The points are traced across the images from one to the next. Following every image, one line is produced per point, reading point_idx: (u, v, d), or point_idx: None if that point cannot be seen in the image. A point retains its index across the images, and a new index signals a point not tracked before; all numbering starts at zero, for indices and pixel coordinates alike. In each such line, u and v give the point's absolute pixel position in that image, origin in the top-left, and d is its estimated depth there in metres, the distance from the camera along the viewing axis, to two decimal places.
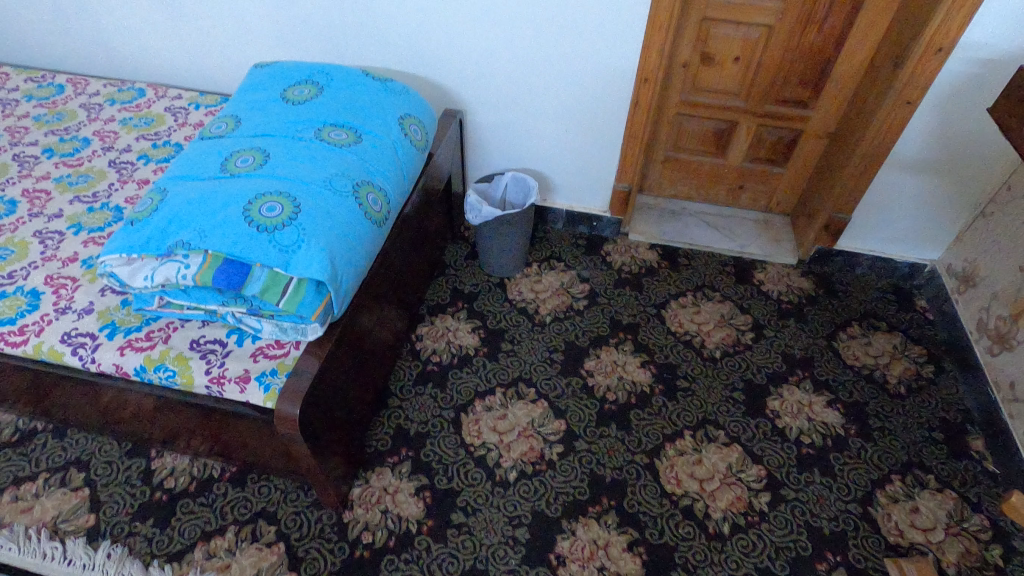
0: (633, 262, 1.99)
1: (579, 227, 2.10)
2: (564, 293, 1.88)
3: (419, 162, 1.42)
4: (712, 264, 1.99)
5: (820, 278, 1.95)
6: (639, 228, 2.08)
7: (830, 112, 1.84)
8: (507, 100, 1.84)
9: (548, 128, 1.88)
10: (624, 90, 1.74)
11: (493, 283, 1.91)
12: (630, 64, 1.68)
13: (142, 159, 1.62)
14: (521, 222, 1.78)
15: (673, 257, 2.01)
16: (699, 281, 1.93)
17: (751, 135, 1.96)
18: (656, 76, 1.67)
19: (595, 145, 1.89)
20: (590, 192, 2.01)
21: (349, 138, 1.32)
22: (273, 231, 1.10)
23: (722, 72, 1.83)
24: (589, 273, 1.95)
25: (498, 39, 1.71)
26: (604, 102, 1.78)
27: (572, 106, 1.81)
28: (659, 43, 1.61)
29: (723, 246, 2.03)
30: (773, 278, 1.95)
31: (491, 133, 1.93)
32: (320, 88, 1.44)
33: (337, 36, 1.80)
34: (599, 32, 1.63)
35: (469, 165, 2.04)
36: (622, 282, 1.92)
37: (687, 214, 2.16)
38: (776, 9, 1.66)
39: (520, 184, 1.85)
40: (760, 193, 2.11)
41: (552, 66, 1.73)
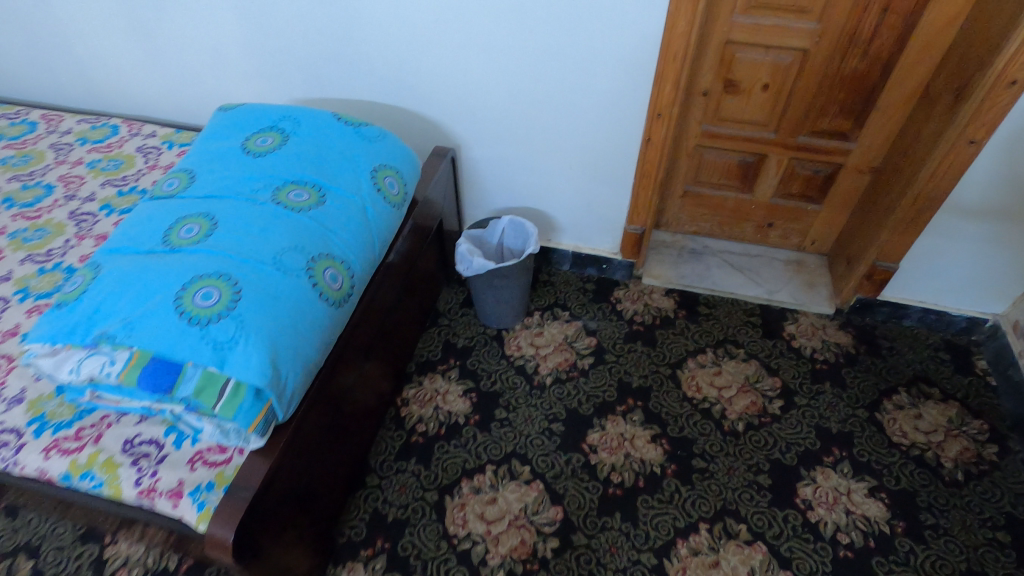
0: (646, 312, 1.79)
1: (588, 269, 1.90)
2: (567, 348, 1.70)
3: (394, 220, 1.25)
4: (735, 313, 1.77)
5: (861, 331, 1.72)
6: (655, 271, 1.88)
7: (875, 144, 1.60)
8: (504, 134, 1.66)
9: (550, 164, 1.69)
10: (635, 123, 1.54)
11: (489, 335, 1.73)
12: (642, 96, 1.48)
13: (105, 210, 1.50)
14: (517, 274, 1.60)
15: (691, 305, 1.80)
16: (722, 334, 1.72)
17: (781, 169, 1.73)
18: (671, 109, 1.46)
19: (603, 183, 1.69)
20: (599, 232, 1.80)
21: (312, 199, 1.16)
22: (206, 324, 0.94)
23: (749, 100, 1.61)
24: (596, 324, 1.76)
25: (493, 69, 1.52)
26: (613, 138, 1.58)
27: (577, 141, 1.61)
28: (674, 75, 1.39)
29: (748, 293, 1.81)
30: (806, 332, 1.73)
31: (489, 169, 1.75)
32: (285, 136, 1.28)
33: (318, 67, 1.65)
34: (604, 61, 1.43)
35: (465, 203, 1.86)
36: (633, 335, 1.73)
37: (709, 253, 1.94)
38: (812, 31, 1.43)
39: (518, 232, 1.65)
40: (792, 230, 1.88)
41: (553, 97, 1.54)
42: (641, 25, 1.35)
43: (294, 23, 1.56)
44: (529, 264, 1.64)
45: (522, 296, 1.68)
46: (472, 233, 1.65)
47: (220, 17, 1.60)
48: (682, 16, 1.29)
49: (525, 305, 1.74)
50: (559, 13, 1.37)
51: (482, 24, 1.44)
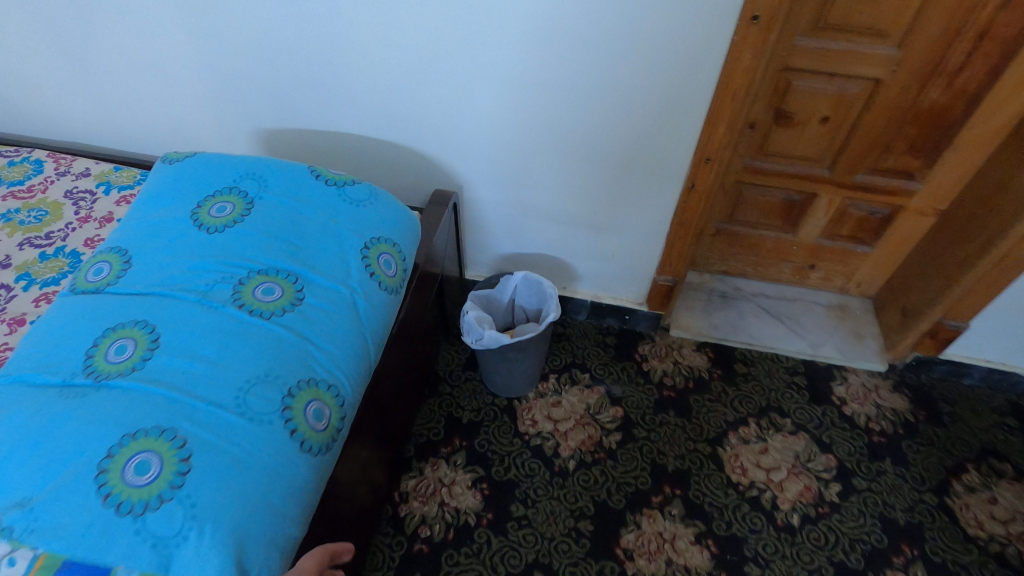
0: (676, 373, 1.57)
1: (607, 320, 1.66)
2: (590, 422, 1.47)
3: (393, 309, 0.99)
4: (777, 373, 1.57)
5: (917, 393, 1.53)
6: (684, 321, 1.65)
7: (945, 185, 1.38)
8: (517, 174, 1.39)
9: (568, 209, 1.44)
10: (675, 167, 1.29)
11: (498, 407, 1.49)
12: (687, 137, 1.22)
13: (22, 281, 1.19)
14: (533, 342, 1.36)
15: (727, 363, 1.58)
16: (764, 400, 1.51)
17: (831, 209, 1.51)
18: (722, 153, 1.21)
19: (632, 230, 1.44)
20: (623, 280, 1.57)
21: (285, 297, 0.89)
22: (143, 512, 0.67)
23: (803, 135, 1.37)
24: (621, 389, 1.53)
25: (506, 102, 1.25)
26: (647, 182, 1.33)
27: (603, 184, 1.37)
28: (730, 114, 1.15)
29: (789, 347, 1.60)
30: (857, 395, 1.53)
31: (496, 212, 1.49)
32: (249, 202, 1.00)
33: (289, 94, 1.35)
34: (643, 97, 1.18)
35: (467, 247, 1.60)
36: (664, 402, 1.51)
37: (742, 297, 1.72)
38: (890, 58, 1.19)
39: (533, 293, 1.41)
40: (836, 272, 1.67)
41: (577, 135, 1.28)
42: (694, 55, 1.09)
43: (257, 41, 1.26)
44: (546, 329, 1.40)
45: (537, 363, 1.45)
46: (477, 297, 1.40)
47: (164, 33, 1.29)
48: (747, 47, 1.04)
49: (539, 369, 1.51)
50: (591, 38, 1.11)
51: (495, 50, 1.16)
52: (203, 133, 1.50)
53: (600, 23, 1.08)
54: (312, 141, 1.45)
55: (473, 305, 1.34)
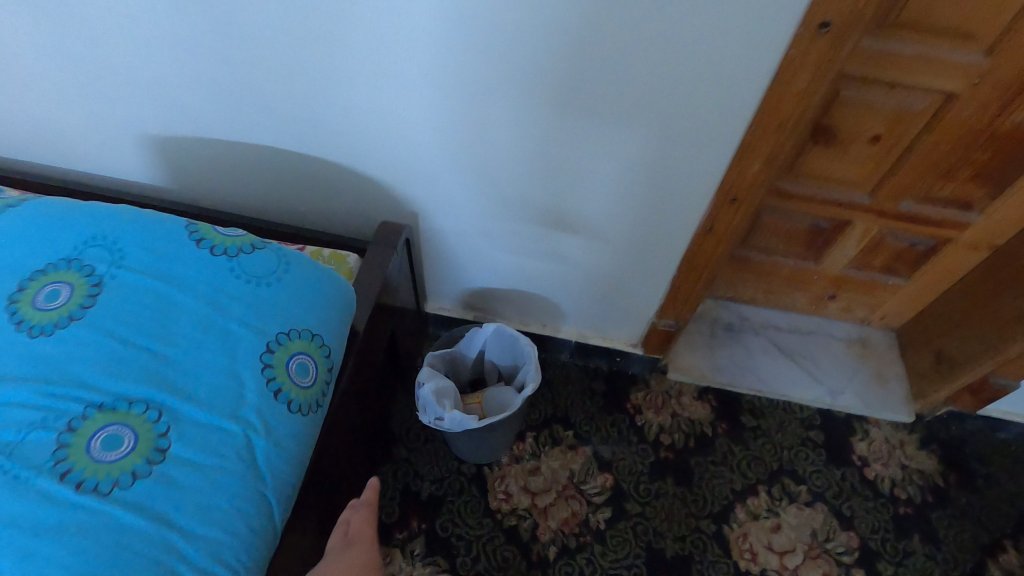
0: (675, 428, 1.33)
1: (595, 360, 1.41)
2: (574, 495, 1.23)
3: (310, 433, 0.72)
4: (790, 427, 1.35)
5: (947, 449, 1.34)
6: (683, 362, 1.42)
7: (1009, 220, 1.13)
8: (485, 208, 1.09)
9: (550, 245, 1.14)
10: (687, 209, 1.00)
11: (465, 476, 1.25)
12: (705, 176, 0.93)
13: None
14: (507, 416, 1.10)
15: (734, 414, 1.36)
16: (776, 463, 1.30)
17: (866, 239, 1.26)
18: (753, 194, 0.93)
19: (630, 271, 1.17)
20: (615, 321, 1.31)
21: (139, 451, 0.60)
22: None
23: (845, 155, 1.09)
24: (610, 450, 1.30)
25: (465, 124, 0.93)
26: (650, 224, 1.04)
27: (594, 221, 1.06)
28: (769, 150, 0.85)
29: (804, 395, 1.38)
30: (879, 454, 1.33)
31: (461, 243, 1.19)
32: (98, 286, 0.69)
33: (176, 98, 0.98)
34: (654, 125, 0.86)
35: (427, 278, 1.31)
36: (660, 467, 1.28)
37: (750, 330, 1.48)
38: (974, 70, 0.91)
39: (507, 348, 1.15)
40: (859, 302, 1.44)
41: (559, 168, 0.97)
42: (726, 80, 0.78)
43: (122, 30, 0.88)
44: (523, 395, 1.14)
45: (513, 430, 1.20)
46: (433, 360, 1.13)
47: None
48: (806, 67, 0.74)
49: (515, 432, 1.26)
50: (583, 49, 0.78)
51: (446, 60, 0.83)
52: (76, 141, 1.12)
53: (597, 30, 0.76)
54: (220, 156, 1.10)
55: (429, 374, 1.07)
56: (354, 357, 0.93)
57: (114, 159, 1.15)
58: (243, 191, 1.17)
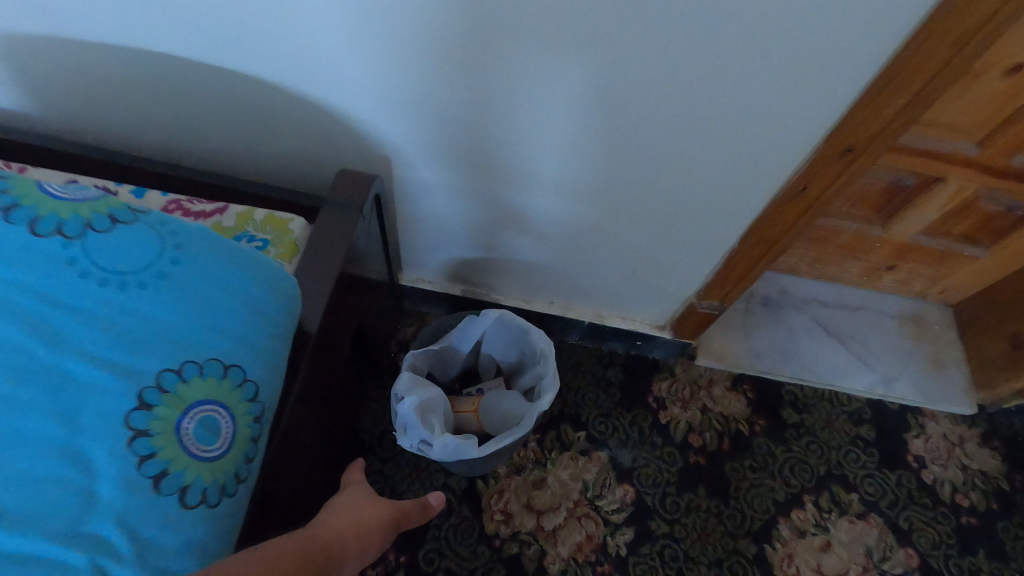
0: (706, 426, 1.11)
1: (610, 344, 1.16)
2: (588, 513, 1.01)
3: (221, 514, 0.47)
4: (837, 422, 1.14)
5: (1012, 446, 1.15)
6: (714, 345, 1.18)
7: None
8: (477, 157, 0.80)
9: (566, 208, 0.87)
10: (767, 163, 0.72)
11: (455, 492, 1.01)
12: (805, 115, 0.65)
13: None
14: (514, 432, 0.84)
15: (773, 408, 1.14)
16: (823, 466, 1.10)
17: (956, 200, 1.01)
18: (876, 144, 0.65)
19: (669, 243, 0.90)
20: (640, 300, 1.05)
21: None
22: None
23: (964, 91, 0.82)
24: (630, 455, 1.07)
25: (448, 38, 0.63)
26: (708, 183, 0.77)
27: (630, 179, 0.79)
28: (926, 78, 0.57)
29: (853, 384, 1.18)
30: (938, 454, 1.14)
31: (448, 204, 0.90)
32: None
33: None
34: (748, 40, 0.57)
35: (404, 245, 1.02)
36: (690, 475, 1.06)
37: (789, 306, 1.25)
38: None
39: (511, 342, 0.89)
40: (920, 274, 1.21)
41: (586, 103, 0.68)
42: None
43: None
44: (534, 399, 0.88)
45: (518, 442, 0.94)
46: (415, 359, 0.86)
47: None
48: None
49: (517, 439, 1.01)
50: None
51: None
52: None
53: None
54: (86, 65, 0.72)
55: (411, 383, 0.81)
56: (306, 370, 0.64)
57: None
58: (135, 122, 0.81)
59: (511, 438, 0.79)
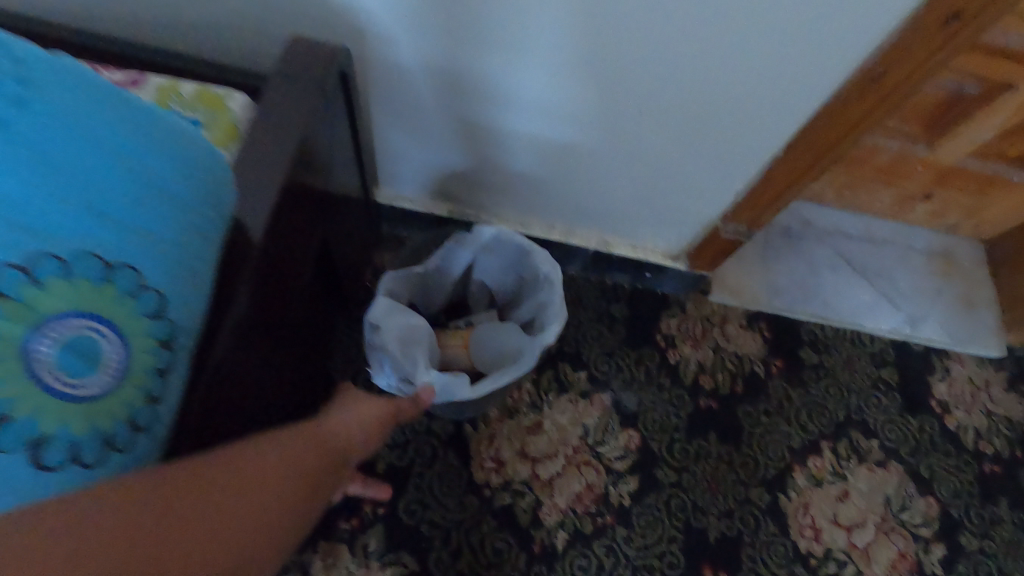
0: (718, 368, 1.00)
1: (615, 276, 1.03)
2: (587, 460, 0.91)
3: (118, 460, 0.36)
4: (860, 365, 1.05)
5: None
6: (730, 280, 1.06)
7: None
8: (466, 37, 0.63)
9: (576, 107, 0.71)
10: (838, 38, 0.56)
11: (440, 438, 0.89)
12: None
13: None
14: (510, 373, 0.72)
15: (791, 349, 1.04)
16: (843, 412, 1.00)
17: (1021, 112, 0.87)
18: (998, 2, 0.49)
19: (697, 156, 0.76)
20: (655, 225, 0.92)
21: None
22: None
23: None
24: (635, 398, 0.96)
25: None
26: (754, 75, 0.62)
27: (659, 67, 0.63)
28: None
29: (877, 324, 1.07)
30: (963, 400, 1.05)
31: (433, 98, 0.73)
32: None
33: None
34: None
35: (379, 151, 0.85)
36: (700, 420, 0.96)
37: (812, 238, 1.12)
38: None
39: (508, 263, 0.77)
40: (959, 204, 1.09)
41: None
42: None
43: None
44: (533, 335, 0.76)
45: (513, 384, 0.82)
46: (388, 283, 0.72)
47: None
48: None
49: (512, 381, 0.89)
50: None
51: None
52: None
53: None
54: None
55: (389, 309, 0.68)
56: (253, 286, 0.48)
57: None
58: None
59: (507, 376, 0.67)
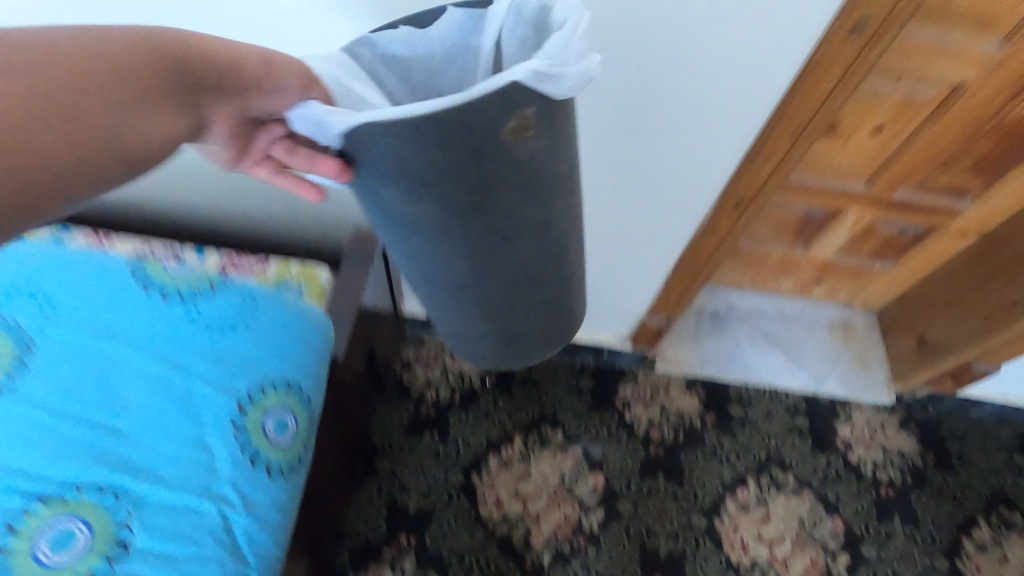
0: (664, 423, 1.31)
1: (581, 355, 1.36)
2: (564, 497, 1.21)
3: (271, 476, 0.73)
4: (777, 415, 1.35)
5: (924, 429, 1.36)
6: (670, 354, 1.39)
7: (999, 208, 1.11)
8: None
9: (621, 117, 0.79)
10: (677, 215, 0.93)
11: (454, 485, 1.21)
12: (693, 181, 0.86)
13: None
14: (481, 134, 0.48)
15: (721, 405, 1.35)
16: (764, 452, 1.30)
17: (857, 227, 1.23)
18: (761, 198, 0.86)
19: (648, 225, 0.97)
20: (602, 321, 1.29)
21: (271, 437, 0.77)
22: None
23: (846, 144, 1.04)
24: (599, 448, 1.27)
25: None
26: (681, 118, 0.77)
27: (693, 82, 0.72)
28: (782, 157, 0.78)
29: (788, 382, 1.38)
30: (862, 439, 1.34)
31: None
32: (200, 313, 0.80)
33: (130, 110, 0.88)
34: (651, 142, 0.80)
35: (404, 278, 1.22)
36: (652, 464, 1.26)
37: (735, 318, 1.46)
38: (988, 57, 0.85)
39: (532, 42, 0.57)
40: (843, 286, 1.43)
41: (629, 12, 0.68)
42: (748, 78, 0.69)
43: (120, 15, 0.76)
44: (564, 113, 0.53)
45: (520, 255, 0.64)
46: (364, 51, 0.61)
47: None
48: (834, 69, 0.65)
49: (547, 290, 0.73)
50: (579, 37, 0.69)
51: None
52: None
53: (609, 26, 0.67)
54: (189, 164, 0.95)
55: (343, 58, 0.61)
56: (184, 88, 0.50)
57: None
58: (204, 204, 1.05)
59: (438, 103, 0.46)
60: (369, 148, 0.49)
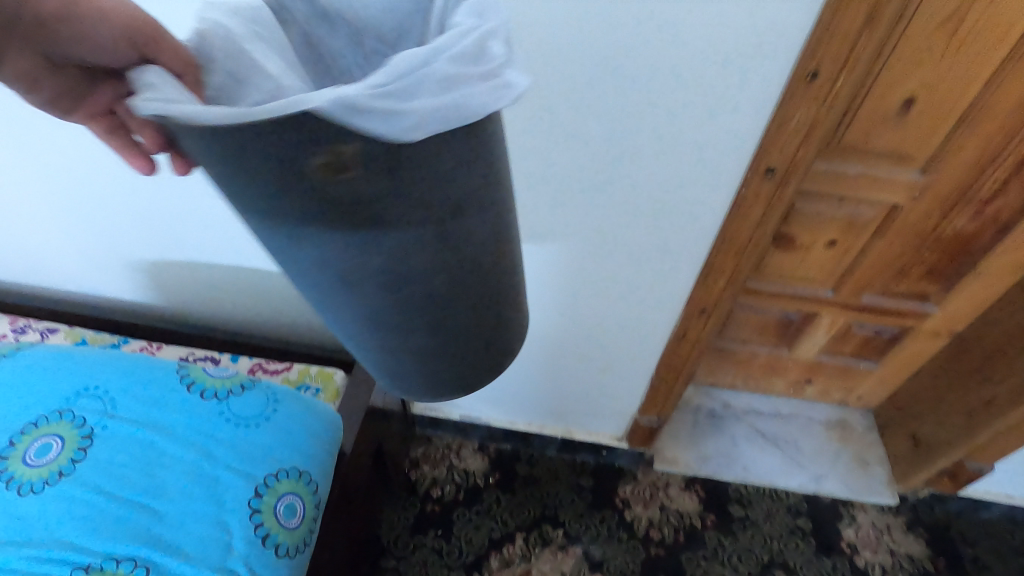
0: (664, 522, 1.33)
1: (581, 454, 1.42)
2: None
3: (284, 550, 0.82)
4: (778, 515, 1.36)
5: (933, 532, 1.34)
6: (669, 453, 1.43)
7: (964, 310, 1.19)
8: None
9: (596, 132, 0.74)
10: (652, 320, 1.03)
11: None
12: (662, 290, 0.97)
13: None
14: (278, 154, 0.34)
15: (721, 504, 1.37)
16: (767, 554, 1.30)
17: (834, 329, 1.32)
18: (722, 305, 0.97)
19: (626, 332, 1.08)
20: (599, 421, 1.34)
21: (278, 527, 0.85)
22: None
23: (806, 256, 1.16)
24: (600, 548, 1.29)
25: None
26: (649, 216, 0.84)
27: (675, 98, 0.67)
28: (732, 271, 0.90)
29: (788, 482, 1.40)
30: (868, 542, 1.33)
31: None
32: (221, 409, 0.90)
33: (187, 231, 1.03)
34: (621, 261, 0.93)
35: None
36: (652, 565, 1.27)
37: (732, 417, 1.51)
38: (912, 184, 0.99)
39: None
40: (835, 385, 1.48)
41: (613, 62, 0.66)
42: (686, 216, 0.83)
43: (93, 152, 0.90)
44: (424, 158, 0.37)
45: (404, 295, 0.46)
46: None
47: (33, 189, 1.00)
48: (758, 203, 0.78)
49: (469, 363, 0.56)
50: (545, 193, 0.83)
51: None
52: (27, 251, 1.15)
53: (569, 186, 0.82)
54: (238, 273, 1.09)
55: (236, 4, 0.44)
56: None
57: (78, 275, 1.19)
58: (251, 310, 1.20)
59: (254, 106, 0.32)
60: (186, 148, 0.36)
